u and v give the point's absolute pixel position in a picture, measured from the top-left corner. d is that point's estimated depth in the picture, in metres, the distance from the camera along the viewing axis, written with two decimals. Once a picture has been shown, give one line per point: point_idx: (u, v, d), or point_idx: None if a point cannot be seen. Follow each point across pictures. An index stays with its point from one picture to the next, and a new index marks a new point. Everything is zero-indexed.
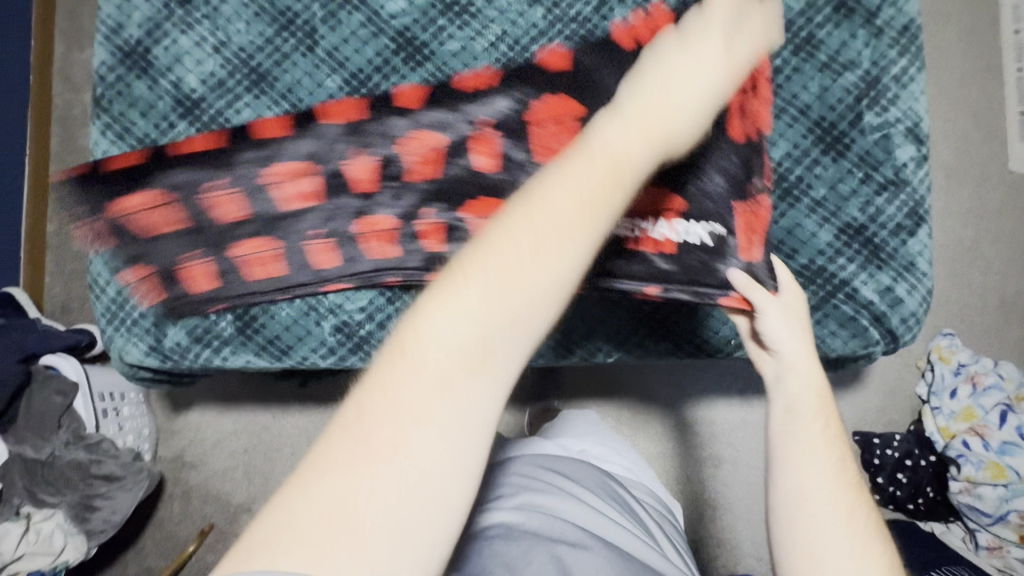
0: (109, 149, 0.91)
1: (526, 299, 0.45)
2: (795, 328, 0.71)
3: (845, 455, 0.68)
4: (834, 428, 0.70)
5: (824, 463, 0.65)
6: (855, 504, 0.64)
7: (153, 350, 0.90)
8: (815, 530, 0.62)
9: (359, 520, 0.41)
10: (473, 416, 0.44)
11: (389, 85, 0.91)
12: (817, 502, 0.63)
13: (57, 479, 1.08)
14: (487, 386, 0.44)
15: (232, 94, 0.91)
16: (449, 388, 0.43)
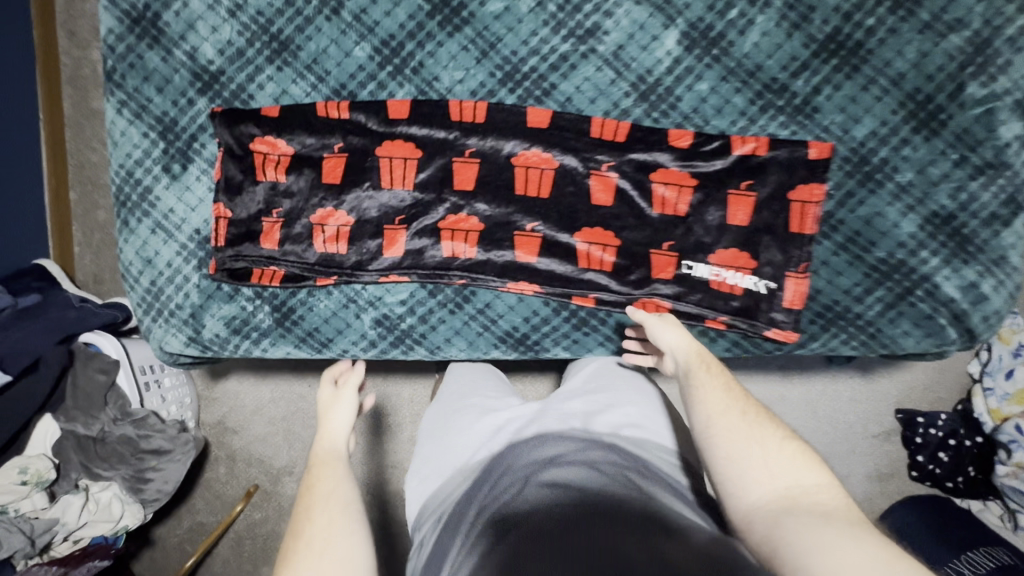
0: (127, 130, 0.84)
1: (327, 485, 0.63)
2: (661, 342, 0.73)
3: (727, 385, 0.65)
4: (705, 368, 0.68)
5: (716, 399, 0.64)
6: (749, 420, 0.61)
7: (192, 340, 0.87)
8: (729, 463, 0.59)
9: (329, 543, 0.58)
10: (335, 488, 0.63)
11: (425, 54, 0.82)
12: (713, 437, 0.61)
13: (111, 456, 1.11)
14: (337, 483, 0.64)
15: (252, 66, 0.83)
16: (324, 517, 0.60)
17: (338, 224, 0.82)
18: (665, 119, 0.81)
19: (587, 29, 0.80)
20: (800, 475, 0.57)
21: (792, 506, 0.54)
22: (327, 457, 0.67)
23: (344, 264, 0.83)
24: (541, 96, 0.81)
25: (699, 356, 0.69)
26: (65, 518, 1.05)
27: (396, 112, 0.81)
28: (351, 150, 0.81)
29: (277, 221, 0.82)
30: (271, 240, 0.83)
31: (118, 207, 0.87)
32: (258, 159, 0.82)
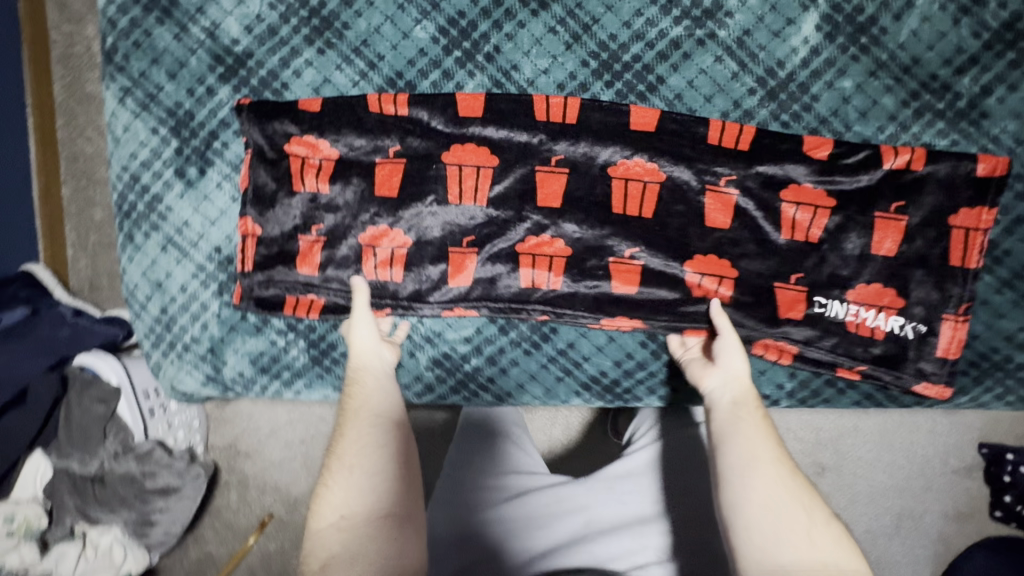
0: (131, 125, 0.69)
1: (362, 400, 0.58)
2: (730, 365, 0.58)
3: (771, 430, 0.53)
4: (752, 403, 0.55)
5: (762, 446, 0.51)
6: (786, 473, 0.50)
7: (211, 379, 0.73)
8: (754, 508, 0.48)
9: (346, 461, 0.54)
10: (370, 403, 0.58)
11: (502, 37, 0.66)
12: (742, 474, 0.50)
13: (110, 498, 0.97)
14: (374, 396, 0.58)
15: (287, 47, 0.67)
16: (363, 432, 0.55)
17: (393, 246, 0.67)
18: (796, 123, 0.66)
19: (705, 9, 0.65)
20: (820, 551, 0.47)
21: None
22: (362, 372, 0.61)
23: (400, 294, 0.67)
24: (645, 92, 0.66)
25: (754, 396, 0.56)
26: (60, 570, 0.92)
27: (468, 108, 0.65)
28: (412, 156, 0.66)
29: (318, 240, 0.67)
30: (310, 264, 0.68)
31: (120, 218, 0.71)
32: (295, 164, 0.66)
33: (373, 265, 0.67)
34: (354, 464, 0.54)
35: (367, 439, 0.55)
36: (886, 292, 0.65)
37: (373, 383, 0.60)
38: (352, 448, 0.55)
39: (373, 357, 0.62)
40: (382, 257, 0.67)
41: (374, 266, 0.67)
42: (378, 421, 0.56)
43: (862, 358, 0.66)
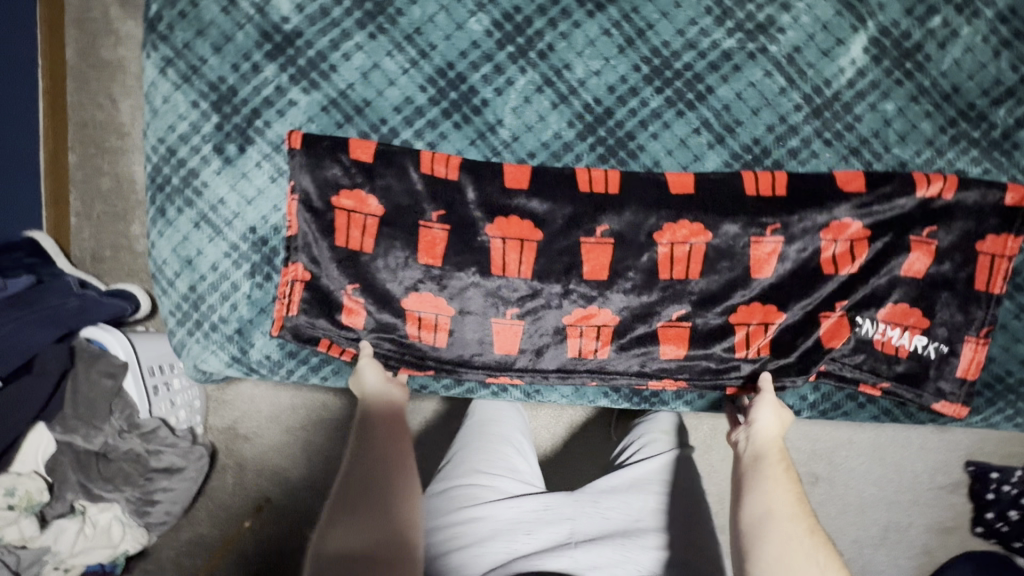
0: (171, 96, 0.67)
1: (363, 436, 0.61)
2: (765, 427, 0.63)
3: (792, 484, 0.58)
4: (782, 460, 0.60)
5: (784, 498, 0.56)
6: (804, 523, 0.54)
7: (237, 360, 0.72)
8: (785, 553, 0.52)
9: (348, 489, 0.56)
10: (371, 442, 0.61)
11: (556, 35, 0.66)
12: (780, 527, 0.54)
13: (115, 475, 0.95)
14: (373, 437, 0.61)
15: (338, 28, 0.66)
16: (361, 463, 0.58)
17: (443, 237, 0.66)
18: (837, 142, 0.67)
19: (758, 22, 0.66)
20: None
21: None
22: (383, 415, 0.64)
23: (444, 357, 0.70)
24: (693, 100, 0.67)
25: (781, 449, 0.61)
26: (59, 546, 0.90)
27: (516, 179, 0.66)
28: (457, 228, 0.66)
29: (365, 299, 0.68)
30: (357, 320, 0.69)
31: (152, 191, 0.70)
32: (340, 223, 0.66)
33: (425, 251, 0.66)
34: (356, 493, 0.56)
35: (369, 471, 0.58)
36: (913, 312, 0.68)
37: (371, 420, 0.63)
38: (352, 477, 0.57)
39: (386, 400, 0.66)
40: (433, 243, 0.66)
41: (427, 252, 0.66)
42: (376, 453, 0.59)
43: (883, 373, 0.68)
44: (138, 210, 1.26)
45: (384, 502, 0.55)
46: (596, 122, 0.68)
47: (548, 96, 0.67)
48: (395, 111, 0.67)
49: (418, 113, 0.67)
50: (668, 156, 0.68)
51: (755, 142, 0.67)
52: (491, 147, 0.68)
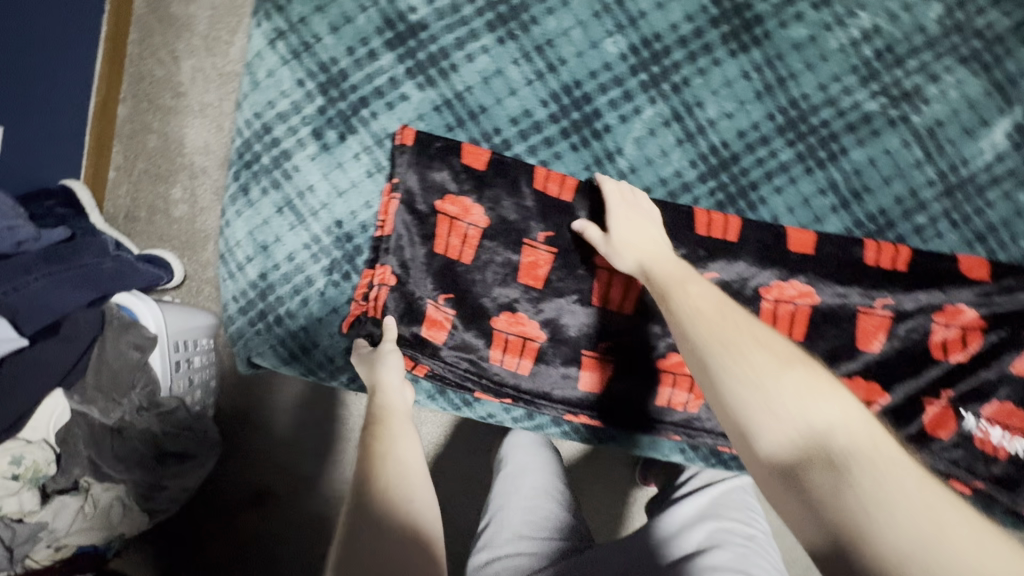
0: (276, 70, 0.63)
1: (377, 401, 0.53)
2: (672, 261, 0.53)
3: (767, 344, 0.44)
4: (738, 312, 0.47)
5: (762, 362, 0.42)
6: (748, 342, 0.43)
7: (295, 358, 0.66)
8: (750, 389, 0.40)
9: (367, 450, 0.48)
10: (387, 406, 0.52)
11: (694, 70, 0.63)
12: (716, 351, 0.43)
13: (127, 454, 0.89)
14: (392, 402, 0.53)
15: (467, 28, 0.62)
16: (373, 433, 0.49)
17: (545, 266, 0.63)
18: (965, 224, 0.64)
19: (904, 90, 0.63)
20: (858, 421, 0.39)
21: (831, 455, 0.36)
22: (385, 418, 0.51)
23: (523, 386, 0.66)
24: (824, 159, 0.64)
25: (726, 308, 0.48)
26: (55, 525, 0.83)
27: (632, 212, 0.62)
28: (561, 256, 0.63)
29: (452, 312, 0.64)
30: (438, 334, 0.64)
31: (236, 166, 0.65)
32: (444, 230, 0.62)
33: (524, 275, 0.63)
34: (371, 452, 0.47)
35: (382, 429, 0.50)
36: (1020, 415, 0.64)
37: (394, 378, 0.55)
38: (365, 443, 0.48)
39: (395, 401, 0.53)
40: (534, 268, 0.63)
41: (529, 275, 0.63)
42: (392, 418, 0.51)
43: (979, 474, 0.65)
44: (182, 175, 1.20)
45: (407, 490, 0.45)
46: (720, 166, 0.64)
47: (675, 132, 0.64)
48: (512, 122, 0.63)
49: (536, 128, 0.63)
50: (789, 214, 0.64)
51: (881, 211, 0.64)
52: (606, 175, 0.64)
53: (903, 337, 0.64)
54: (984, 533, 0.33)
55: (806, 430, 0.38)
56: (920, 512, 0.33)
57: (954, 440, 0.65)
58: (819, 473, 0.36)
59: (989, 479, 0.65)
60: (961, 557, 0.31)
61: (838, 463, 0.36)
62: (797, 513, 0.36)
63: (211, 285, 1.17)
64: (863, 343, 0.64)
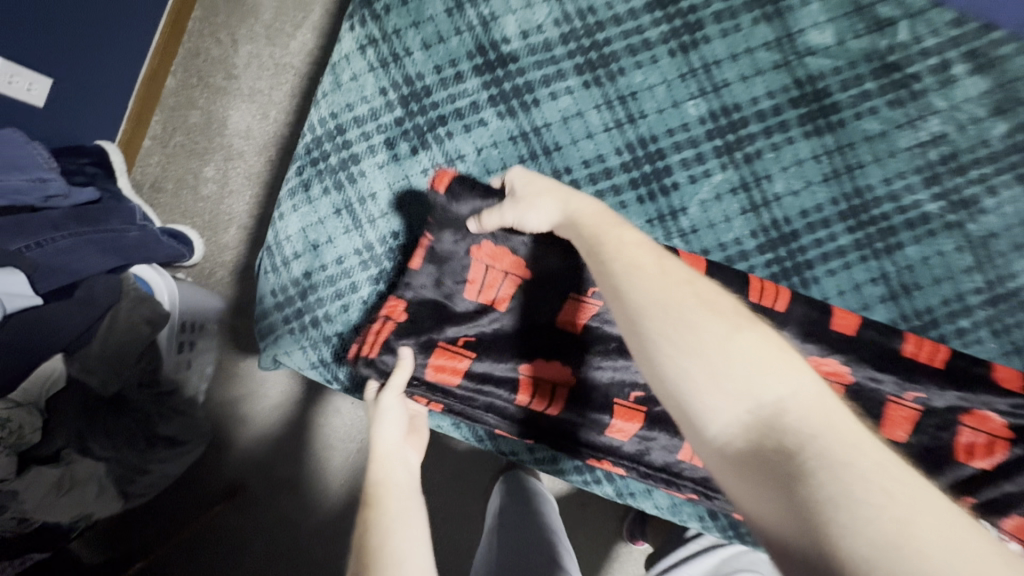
0: (361, 75, 0.63)
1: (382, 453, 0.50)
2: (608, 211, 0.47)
3: (707, 300, 0.38)
4: (682, 271, 0.40)
5: (698, 321, 0.36)
6: (691, 300, 0.37)
7: (324, 364, 0.64)
8: (689, 358, 0.34)
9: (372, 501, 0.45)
10: (387, 460, 0.49)
11: (767, 144, 0.64)
12: (646, 309, 0.37)
13: (118, 430, 0.89)
14: (393, 456, 0.50)
15: (555, 68, 0.64)
16: (378, 483, 0.46)
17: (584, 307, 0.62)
18: (1005, 335, 0.65)
19: (963, 197, 0.65)
20: (810, 395, 0.33)
21: (783, 439, 0.31)
22: (382, 488, 0.46)
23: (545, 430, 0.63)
24: (881, 250, 0.65)
25: (665, 259, 0.41)
26: (28, 496, 0.76)
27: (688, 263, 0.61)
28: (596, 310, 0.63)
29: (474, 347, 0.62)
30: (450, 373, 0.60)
31: (301, 161, 0.64)
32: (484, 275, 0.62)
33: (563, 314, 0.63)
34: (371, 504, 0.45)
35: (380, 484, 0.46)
36: None
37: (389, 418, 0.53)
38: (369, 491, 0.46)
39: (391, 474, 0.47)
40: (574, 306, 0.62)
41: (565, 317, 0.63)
42: (387, 474, 0.47)
43: None
44: (218, 155, 1.18)
45: (397, 533, 0.42)
46: (778, 241, 0.65)
47: (740, 200, 0.65)
48: (584, 164, 0.64)
49: (606, 175, 0.64)
50: (839, 298, 0.65)
51: (928, 310, 0.65)
52: (667, 230, 0.64)
53: None
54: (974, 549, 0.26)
55: (758, 410, 0.32)
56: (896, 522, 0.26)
57: None
58: (768, 460, 0.30)
59: None
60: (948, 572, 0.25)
61: (791, 450, 0.30)
62: (755, 514, 0.30)
63: (225, 271, 1.15)
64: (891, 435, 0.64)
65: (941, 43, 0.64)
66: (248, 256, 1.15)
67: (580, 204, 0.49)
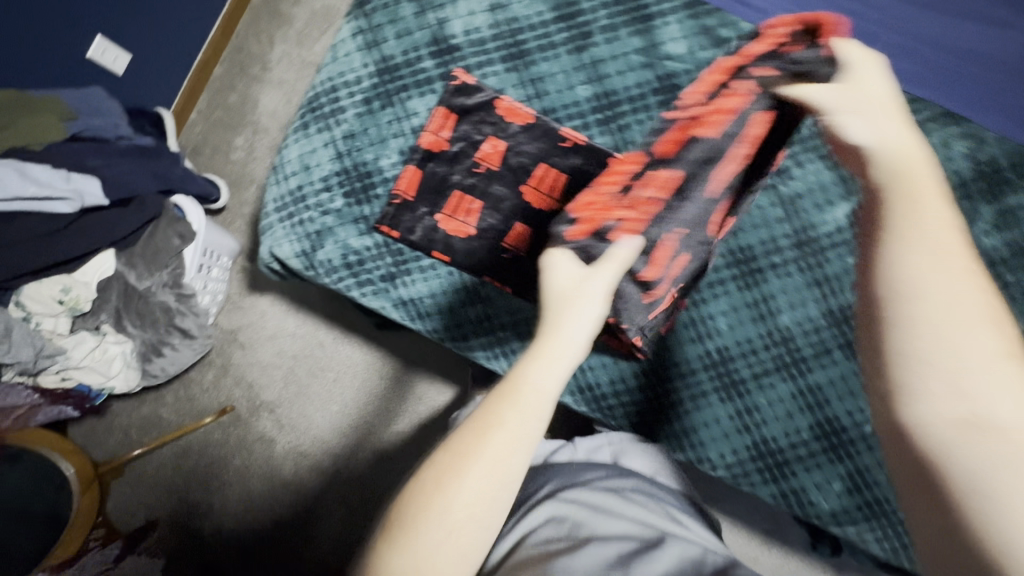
0: (351, 53, 0.90)
1: (519, 414, 0.47)
2: (891, 152, 0.49)
3: (934, 232, 0.42)
4: (912, 195, 0.45)
5: (941, 272, 0.41)
6: (919, 222, 0.43)
7: (305, 252, 0.89)
8: (940, 271, 0.41)
9: (471, 492, 0.45)
10: (549, 403, 0.49)
11: (634, 119, 0.89)
12: (903, 210, 0.44)
13: (148, 312, 1.09)
14: (521, 427, 0.47)
15: (486, 56, 0.90)
16: (514, 414, 0.47)
17: None
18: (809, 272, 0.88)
19: (778, 167, 0.88)
20: (998, 363, 0.38)
21: (971, 404, 0.37)
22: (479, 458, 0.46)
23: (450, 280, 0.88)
24: None
25: (927, 173, 0.47)
26: (74, 354, 1.02)
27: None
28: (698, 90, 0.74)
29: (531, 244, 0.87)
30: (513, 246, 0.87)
31: (305, 109, 0.90)
32: None
33: None
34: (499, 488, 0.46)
35: (508, 462, 0.46)
36: (811, 417, 0.86)
37: (545, 374, 0.50)
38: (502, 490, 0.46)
39: (543, 401, 0.49)
40: None
41: None
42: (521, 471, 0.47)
43: (779, 460, 0.86)
44: (250, 130, 1.46)
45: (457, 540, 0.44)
46: None
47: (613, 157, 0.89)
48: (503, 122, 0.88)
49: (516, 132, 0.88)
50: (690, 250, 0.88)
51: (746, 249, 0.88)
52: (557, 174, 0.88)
53: (744, 340, 0.87)
54: None
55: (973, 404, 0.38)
56: (967, 440, 0.37)
57: (764, 425, 0.86)
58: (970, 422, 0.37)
59: (787, 466, 0.86)
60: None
61: (969, 390, 0.38)
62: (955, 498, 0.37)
63: (244, 221, 1.43)
64: (709, 334, 0.87)
65: None
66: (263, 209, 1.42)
67: (896, 128, 0.51)
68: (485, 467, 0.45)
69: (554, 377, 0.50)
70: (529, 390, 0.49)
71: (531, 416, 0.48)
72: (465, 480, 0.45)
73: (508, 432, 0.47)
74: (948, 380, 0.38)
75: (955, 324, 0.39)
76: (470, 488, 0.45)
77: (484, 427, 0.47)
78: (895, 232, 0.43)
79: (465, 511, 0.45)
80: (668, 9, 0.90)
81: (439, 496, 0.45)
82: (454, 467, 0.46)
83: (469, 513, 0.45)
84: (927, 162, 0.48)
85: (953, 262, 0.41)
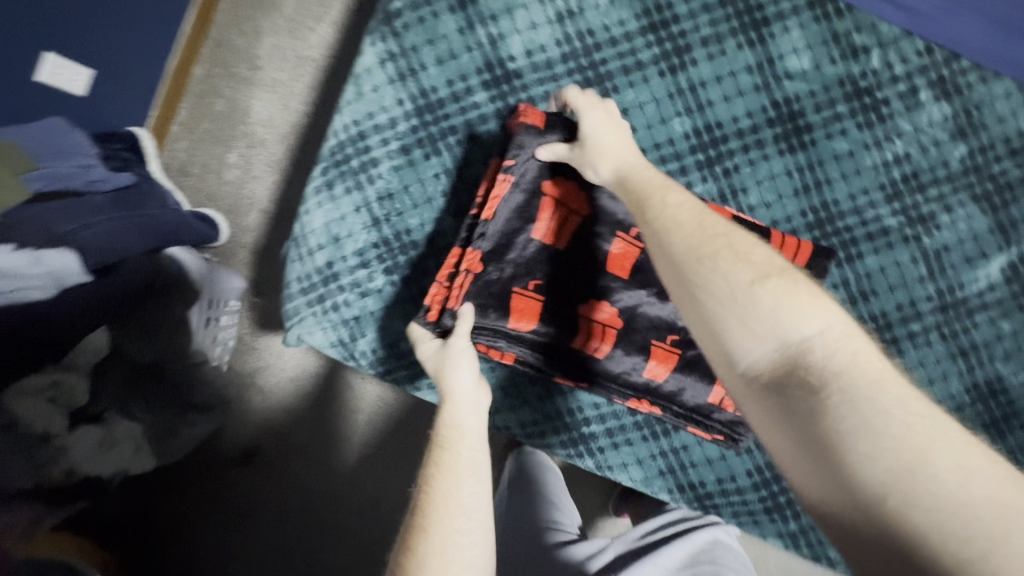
0: (381, 86, 0.69)
1: (447, 449, 0.51)
2: (670, 188, 0.51)
3: (687, 252, 0.44)
4: (719, 235, 0.45)
5: (735, 287, 0.41)
6: (726, 255, 0.43)
7: (343, 342, 0.72)
8: (729, 302, 0.41)
9: (445, 525, 0.46)
10: (469, 427, 0.54)
11: (744, 160, 0.71)
12: (689, 263, 0.44)
13: (161, 390, 0.98)
14: (453, 456, 0.50)
15: (555, 83, 0.70)
16: (437, 453, 0.51)
17: None
18: (952, 339, 0.73)
19: (921, 213, 0.72)
20: (844, 334, 0.38)
21: (809, 372, 0.37)
22: (429, 488, 0.48)
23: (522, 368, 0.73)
24: (844, 260, 0.72)
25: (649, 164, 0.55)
26: (78, 454, 0.86)
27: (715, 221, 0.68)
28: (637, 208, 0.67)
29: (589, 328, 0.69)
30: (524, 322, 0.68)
31: (327, 161, 0.71)
32: None
33: None
34: (474, 514, 0.47)
35: (457, 490, 0.48)
36: None
37: (468, 404, 0.56)
38: (472, 516, 0.47)
39: (470, 433, 0.53)
40: None
41: None
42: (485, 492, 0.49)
43: None
44: (243, 143, 1.23)
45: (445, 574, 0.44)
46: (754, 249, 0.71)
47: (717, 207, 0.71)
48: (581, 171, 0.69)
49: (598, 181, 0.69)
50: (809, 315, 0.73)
51: (879, 315, 0.72)
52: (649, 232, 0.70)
53: None
54: (943, 456, 0.32)
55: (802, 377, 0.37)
56: (858, 447, 0.33)
57: None
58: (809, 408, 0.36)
59: None
60: (947, 478, 0.31)
61: (816, 383, 0.36)
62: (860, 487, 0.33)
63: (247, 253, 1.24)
64: None
65: (910, 70, 0.70)
66: (268, 238, 1.21)
67: (622, 142, 0.58)
68: (442, 495, 0.48)
69: (472, 416, 0.55)
70: (455, 432, 0.53)
71: (453, 446, 0.51)
72: (431, 517, 0.47)
73: (441, 462, 0.50)
74: (802, 392, 0.36)
75: (772, 316, 0.39)
76: (439, 523, 0.46)
77: (428, 490, 0.48)
78: (660, 243, 0.47)
79: (447, 544, 0.45)
80: (788, 9, 0.70)
81: (420, 540, 0.46)
82: (414, 518, 0.47)
83: (455, 550, 0.45)
84: (672, 187, 0.51)
85: (703, 238, 0.45)
